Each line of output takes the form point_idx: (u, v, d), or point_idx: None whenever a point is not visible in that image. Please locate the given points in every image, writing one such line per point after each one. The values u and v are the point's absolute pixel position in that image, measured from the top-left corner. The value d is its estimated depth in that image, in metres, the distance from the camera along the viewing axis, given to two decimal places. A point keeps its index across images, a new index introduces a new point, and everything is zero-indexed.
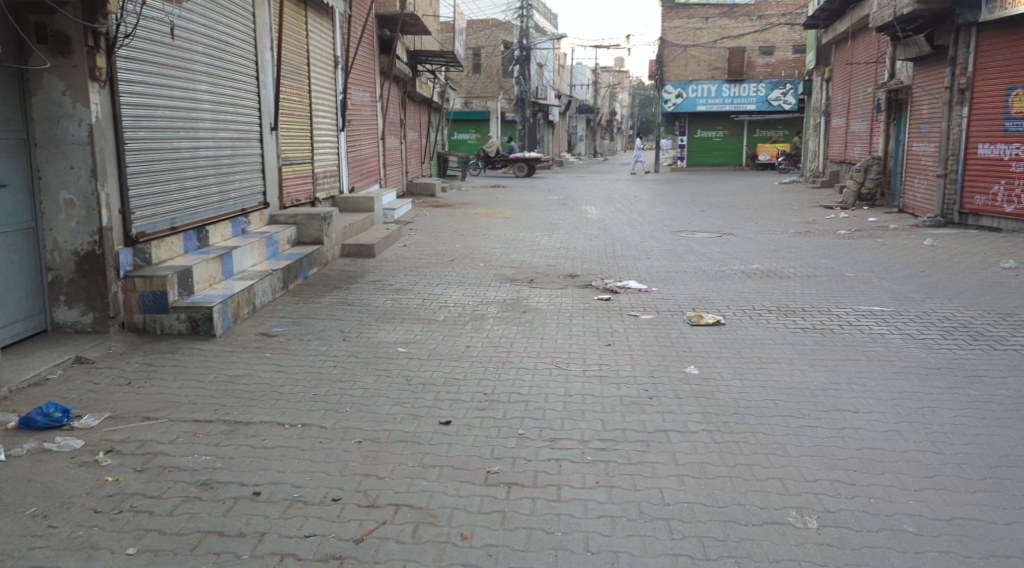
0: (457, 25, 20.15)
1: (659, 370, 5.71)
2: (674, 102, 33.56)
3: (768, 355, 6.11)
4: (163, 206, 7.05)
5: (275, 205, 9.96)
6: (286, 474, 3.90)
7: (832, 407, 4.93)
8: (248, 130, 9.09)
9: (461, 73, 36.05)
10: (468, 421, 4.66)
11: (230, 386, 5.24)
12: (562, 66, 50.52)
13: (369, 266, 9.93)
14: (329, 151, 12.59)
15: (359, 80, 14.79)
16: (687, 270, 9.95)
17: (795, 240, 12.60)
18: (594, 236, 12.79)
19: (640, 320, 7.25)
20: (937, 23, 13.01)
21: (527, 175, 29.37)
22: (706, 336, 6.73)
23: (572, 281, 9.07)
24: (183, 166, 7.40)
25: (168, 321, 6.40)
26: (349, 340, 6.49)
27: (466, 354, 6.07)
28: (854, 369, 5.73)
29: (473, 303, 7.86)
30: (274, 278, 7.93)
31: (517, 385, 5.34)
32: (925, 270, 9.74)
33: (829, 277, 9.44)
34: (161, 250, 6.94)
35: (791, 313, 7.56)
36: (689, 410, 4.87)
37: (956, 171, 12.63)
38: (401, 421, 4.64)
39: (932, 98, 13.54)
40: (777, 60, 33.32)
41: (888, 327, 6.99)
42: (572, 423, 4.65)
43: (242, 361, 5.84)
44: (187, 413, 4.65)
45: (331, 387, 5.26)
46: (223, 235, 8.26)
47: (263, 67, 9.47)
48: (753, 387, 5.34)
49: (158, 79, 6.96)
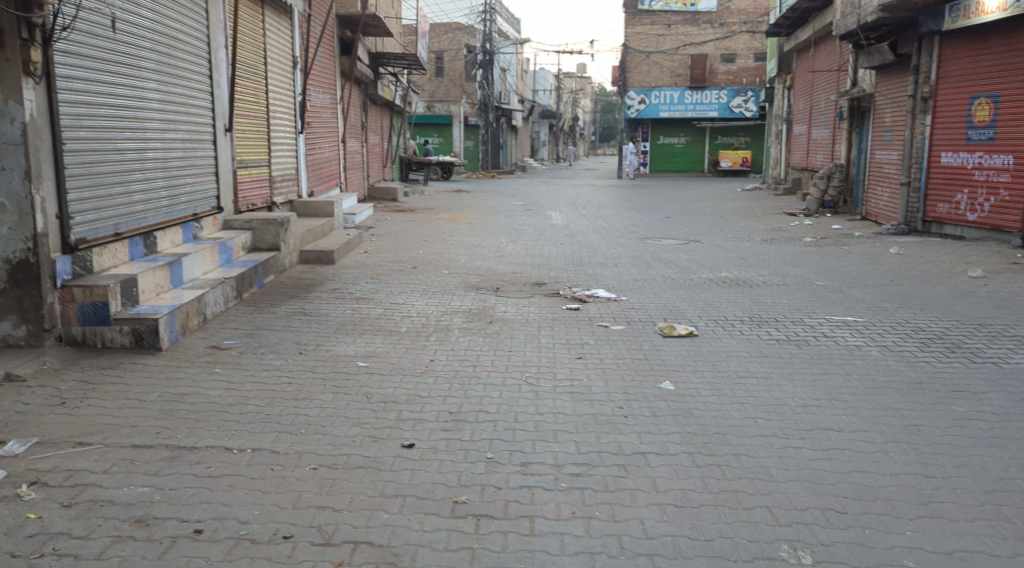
0: (420, 28, 19.85)
1: (633, 386, 5.42)
2: (637, 108, 33.53)
3: (745, 370, 5.87)
4: (106, 211, 6.62)
5: (229, 210, 9.52)
6: (232, 507, 3.55)
7: (816, 426, 4.69)
8: (200, 130, 8.67)
9: (423, 77, 35.69)
10: (433, 444, 4.33)
11: (174, 406, 4.85)
12: (525, 70, 50.24)
13: (327, 273, 9.55)
14: (287, 154, 12.17)
15: (318, 81, 14.36)
16: (655, 278, 9.72)
17: (763, 247, 12.46)
18: (559, 242, 12.52)
19: (610, 331, 6.99)
20: (901, 31, 12.96)
21: (441, 178, 29.82)
22: (679, 348, 6.48)
23: (538, 289, 8.79)
24: (129, 168, 6.98)
25: (110, 334, 6.00)
26: (305, 353, 6.12)
27: (429, 369, 5.74)
28: (834, 384, 5.51)
29: (437, 313, 7.53)
30: (227, 287, 7.52)
31: (484, 403, 5.02)
32: (894, 279, 9.61)
33: (800, 286, 9.27)
34: (104, 256, 6.52)
35: (764, 323, 7.34)
36: (667, 430, 4.59)
37: (920, 178, 12.57)
38: (361, 445, 4.30)
39: (896, 106, 13.50)
40: (739, 68, 33.43)
41: (864, 338, 6.80)
42: (544, 446, 4.34)
43: (189, 378, 5.45)
44: (124, 437, 4.26)
45: (285, 406, 4.90)
46: (173, 241, 7.84)
47: (217, 66, 9.06)
48: (732, 404, 5.08)
49: (101, 75, 6.54)
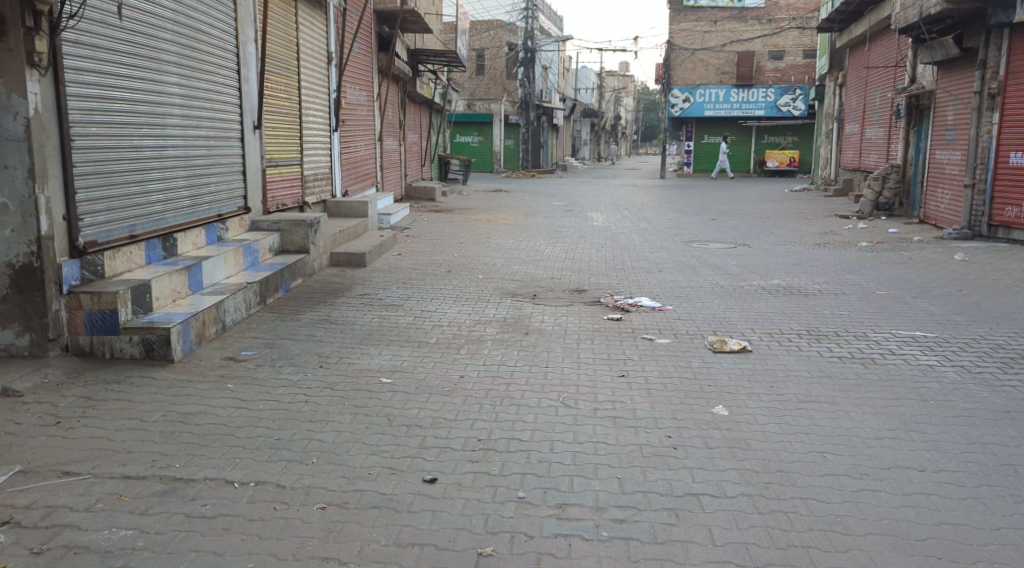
0: (460, 25, 19.41)
1: (682, 410, 4.90)
2: (681, 107, 32.45)
3: (806, 393, 5.28)
4: (120, 212, 6.25)
5: (257, 210, 9.13)
6: (224, 558, 3.19)
7: (893, 464, 4.15)
8: (227, 127, 8.29)
9: (463, 75, 35.26)
10: (458, 479, 3.88)
11: (177, 428, 4.41)
12: (566, 69, 49.64)
13: (358, 278, 9.12)
14: (320, 152, 11.79)
15: (354, 77, 13.97)
16: (702, 286, 9.14)
17: (817, 251, 11.80)
18: (600, 246, 11.99)
19: (654, 345, 6.45)
20: (967, 24, 12.18)
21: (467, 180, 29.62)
22: (733, 366, 5.93)
23: (578, 297, 8.29)
24: (147, 167, 6.61)
25: (119, 344, 5.60)
26: (326, 367, 5.68)
27: (459, 387, 5.25)
28: (908, 412, 4.93)
29: (470, 322, 7.05)
30: (249, 292, 7.12)
31: (517, 429, 4.53)
32: (962, 288, 8.94)
33: (859, 295, 8.65)
34: (116, 260, 6.14)
35: (824, 338, 6.76)
36: (723, 466, 4.08)
37: (985, 180, 11.84)
38: (377, 478, 3.86)
39: (959, 103, 12.74)
40: (787, 66, 32.69)
41: (936, 357, 6.21)
42: (583, 484, 3.87)
43: (200, 395, 5.02)
44: (115, 465, 3.85)
45: (298, 430, 4.45)
46: (194, 243, 7.45)
47: (246, 60, 8.67)
48: (795, 435, 4.52)
49: (115, 67, 6.16)
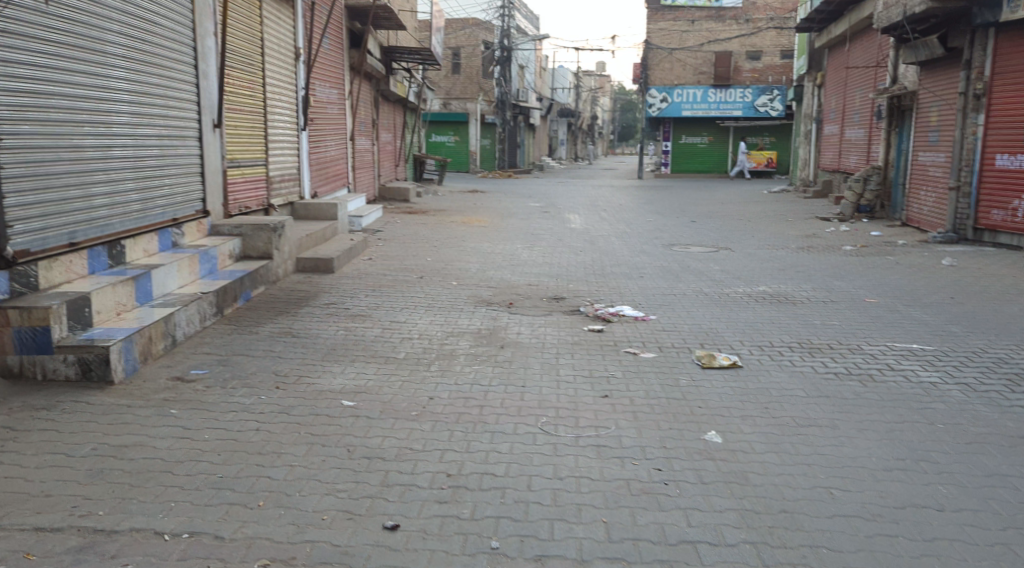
0: (434, 23, 18.90)
1: (672, 438, 4.47)
2: (658, 107, 32.07)
3: (803, 417, 4.86)
4: (58, 218, 5.75)
5: (217, 213, 8.61)
6: None
7: (909, 502, 3.74)
8: (183, 126, 7.77)
9: (439, 74, 34.74)
10: (424, 525, 3.46)
11: (107, 463, 3.93)
12: (543, 68, 49.19)
13: (325, 285, 8.62)
14: (287, 152, 11.27)
15: (323, 74, 13.44)
16: (687, 293, 8.73)
17: (801, 255, 11.46)
18: (578, 249, 11.56)
19: (639, 360, 6.02)
20: (951, 22, 11.86)
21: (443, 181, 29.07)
22: (723, 384, 5.50)
23: (556, 305, 7.84)
24: (90, 168, 6.09)
25: (53, 364, 5.11)
26: (283, 388, 5.18)
27: (428, 411, 4.77)
28: (917, 437, 4.54)
29: (442, 334, 6.58)
30: (205, 303, 6.60)
31: (491, 462, 4.06)
32: (954, 296, 8.58)
33: (848, 303, 8.27)
34: (52, 270, 5.66)
35: (818, 352, 6.36)
36: (720, 506, 3.66)
37: (971, 183, 11.53)
38: (332, 526, 3.44)
39: (943, 105, 12.42)
40: (765, 66, 32.36)
41: (938, 373, 5.82)
42: (565, 530, 3.46)
43: (139, 423, 4.50)
44: (27, 514, 3.45)
45: (245, 465, 3.97)
46: (145, 250, 6.94)
47: (205, 55, 8.15)
48: (797, 467, 4.11)
49: (51, 60, 5.65)
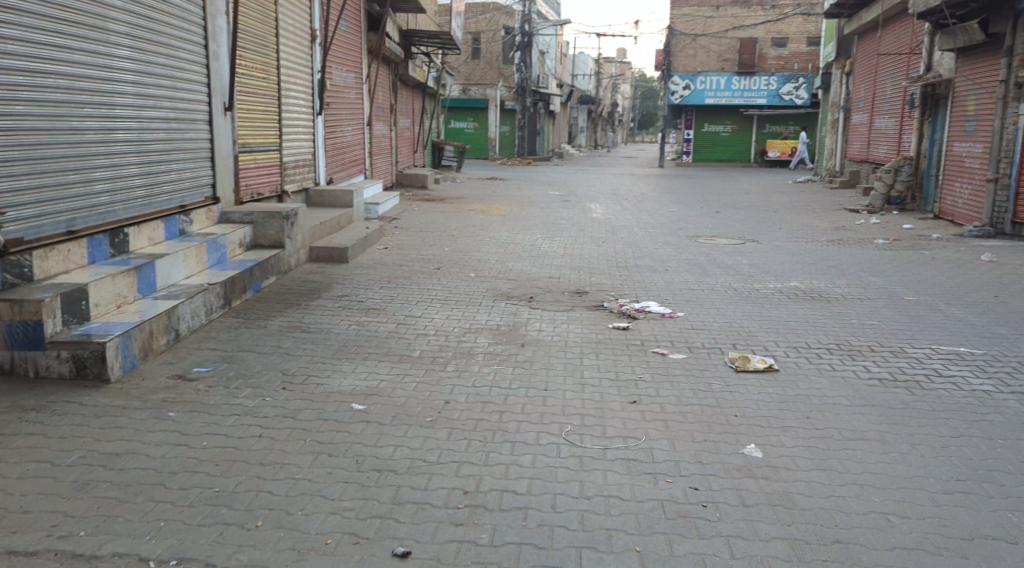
0: (455, 6, 18.49)
1: (708, 452, 4.10)
2: (681, 94, 31.52)
3: (849, 429, 4.48)
4: (54, 205, 5.44)
5: (228, 200, 8.29)
6: None
7: (975, 533, 3.38)
8: (192, 108, 7.44)
9: (459, 59, 34.35)
10: (439, 552, 3.15)
11: (93, 474, 3.62)
12: (563, 53, 48.60)
13: (338, 275, 8.29)
14: (302, 136, 10.93)
15: (340, 57, 13.06)
16: (714, 288, 8.34)
17: (831, 249, 11.02)
18: (600, 240, 11.17)
19: (668, 361, 5.65)
20: (993, 8, 11.35)
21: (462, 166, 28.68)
22: (759, 390, 5.12)
23: (579, 300, 7.48)
24: (91, 153, 5.78)
25: (45, 361, 4.80)
26: (291, 389, 4.85)
27: (443, 417, 4.43)
28: (977, 455, 4.15)
29: (459, 330, 6.24)
30: (211, 295, 6.28)
31: (511, 478, 3.72)
32: (997, 294, 8.15)
33: (886, 301, 7.86)
34: (49, 260, 5.36)
35: (858, 355, 5.96)
36: (766, 533, 3.33)
37: (1010, 175, 11.04)
38: (336, 552, 3.13)
39: (982, 93, 11.91)
40: (790, 53, 31.72)
41: (990, 380, 5.41)
42: (593, 561, 3.13)
43: (133, 427, 4.18)
44: (2, 534, 3.18)
45: (245, 478, 3.64)
46: (151, 238, 6.63)
47: (215, 35, 7.81)
48: (846, 488, 3.74)
49: (49, 37, 5.34)
